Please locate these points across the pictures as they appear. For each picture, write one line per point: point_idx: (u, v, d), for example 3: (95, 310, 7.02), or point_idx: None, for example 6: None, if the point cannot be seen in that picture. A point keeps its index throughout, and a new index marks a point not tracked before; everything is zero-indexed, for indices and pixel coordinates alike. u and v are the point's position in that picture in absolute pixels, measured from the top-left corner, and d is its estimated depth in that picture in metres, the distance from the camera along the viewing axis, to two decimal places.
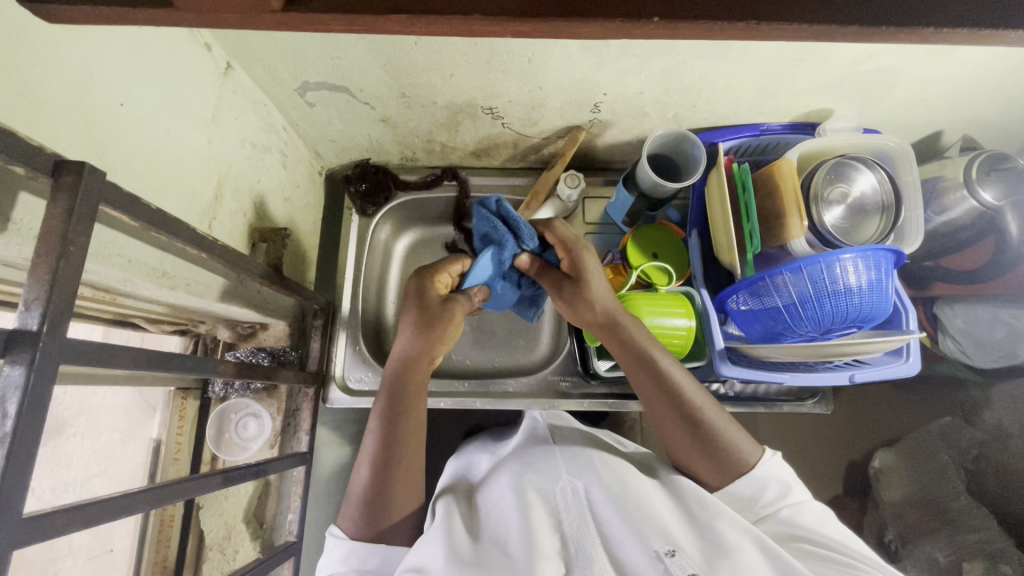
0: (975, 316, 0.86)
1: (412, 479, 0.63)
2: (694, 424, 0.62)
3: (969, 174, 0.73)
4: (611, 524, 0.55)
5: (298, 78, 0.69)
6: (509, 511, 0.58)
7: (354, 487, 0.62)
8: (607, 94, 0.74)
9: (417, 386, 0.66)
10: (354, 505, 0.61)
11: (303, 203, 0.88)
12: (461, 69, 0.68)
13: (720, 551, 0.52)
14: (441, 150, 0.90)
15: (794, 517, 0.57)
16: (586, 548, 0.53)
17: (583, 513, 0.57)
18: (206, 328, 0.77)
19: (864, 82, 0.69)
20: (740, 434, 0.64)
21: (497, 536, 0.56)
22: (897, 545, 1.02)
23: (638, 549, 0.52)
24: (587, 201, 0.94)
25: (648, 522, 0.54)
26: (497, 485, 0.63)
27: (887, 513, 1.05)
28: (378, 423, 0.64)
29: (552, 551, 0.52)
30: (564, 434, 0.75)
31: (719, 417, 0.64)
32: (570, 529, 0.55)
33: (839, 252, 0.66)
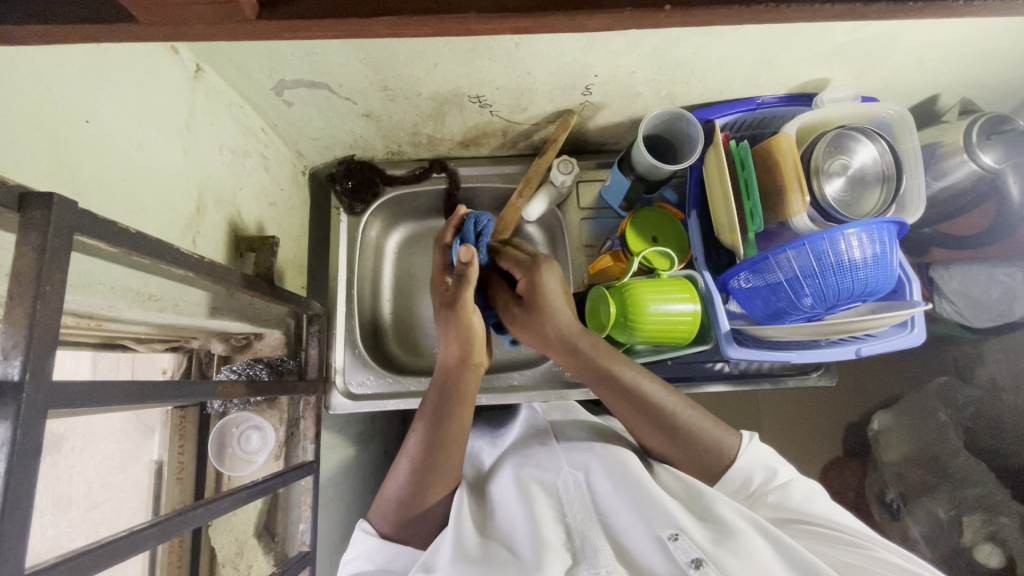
0: (972, 278, 0.85)
1: (450, 472, 0.62)
2: (675, 432, 0.62)
3: (969, 138, 0.72)
4: (617, 512, 0.55)
5: (274, 76, 0.66)
6: (513, 506, 0.57)
7: (388, 485, 0.62)
8: (599, 76, 0.71)
9: (464, 392, 0.65)
10: (387, 505, 0.61)
11: (288, 206, 0.84)
12: (446, 58, 0.65)
13: (725, 533, 0.51)
14: (428, 142, 0.87)
15: (784, 498, 0.57)
16: (591, 537, 0.52)
17: (588, 502, 0.57)
18: (199, 343, 0.74)
19: (863, 49, 0.67)
20: (724, 432, 0.64)
21: (502, 531, 0.56)
22: (899, 504, 1.05)
23: (644, 535, 0.51)
24: (580, 185, 0.92)
25: (652, 505, 0.53)
26: (502, 478, 0.63)
27: (889, 475, 1.09)
28: (424, 423, 0.63)
29: (557, 541, 0.51)
30: (566, 425, 0.74)
31: (703, 422, 0.63)
32: (575, 519, 0.55)
33: (843, 226, 0.66)
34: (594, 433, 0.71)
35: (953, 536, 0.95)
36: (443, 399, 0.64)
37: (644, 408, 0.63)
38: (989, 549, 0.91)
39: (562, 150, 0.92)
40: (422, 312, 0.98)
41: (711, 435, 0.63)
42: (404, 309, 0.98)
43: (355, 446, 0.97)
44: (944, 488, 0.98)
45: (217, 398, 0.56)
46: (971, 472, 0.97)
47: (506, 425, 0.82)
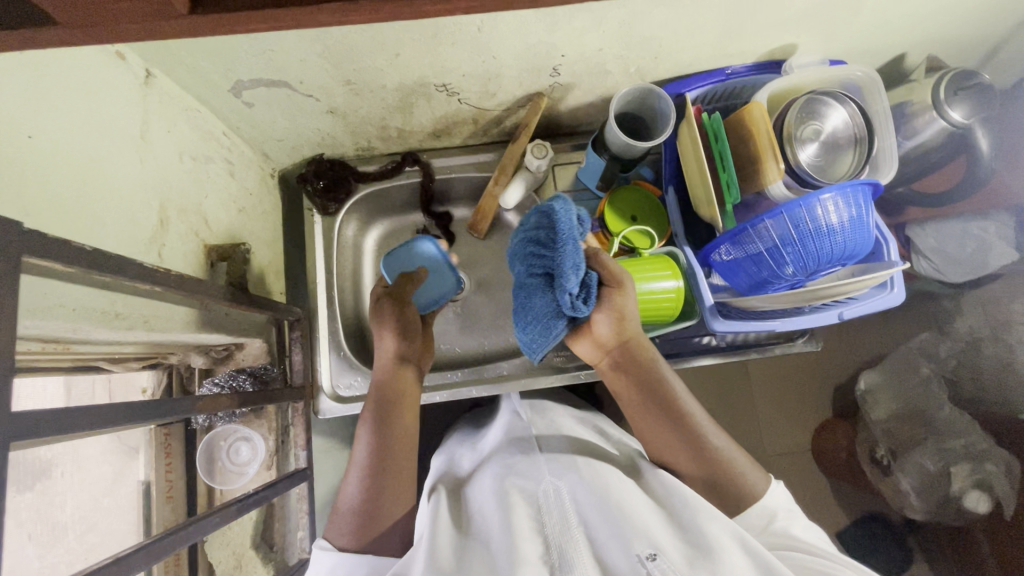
0: (947, 234, 0.89)
1: (403, 475, 0.62)
2: (704, 453, 0.61)
3: (937, 95, 0.71)
4: (595, 527, 0.52)
5: (230, 77, 0.63)
6: (494, 516, 0.54)
7: (341, 500, 0.60)
8: (565, 56, 0.69)
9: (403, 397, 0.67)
10: (342, 519, 0.58)
11: (258, 211, 0.82)
12: (407, 47, 0.63)
13: (705, 552, 0.48)
14: (397, 135, 0.85)
15: (789, 530, 0.56)
16: (568, 553, 0.49)
17: (565, 512, 0.54)
18: (178, 358, 0.72)
19: (827, 11, 0.67)
20: (757, 472, 0.61)
21: (475, 543, 0.52)
22: (889, 460, 1.11)
23: (620, 551, 0.48)
24: (556, 168, 0.91)
25: (631, 523, 0.50)
26: (485, 487, 0.60)
27: (878, 431, 1.14)
28: (367, 430, 0.64)
29: (533, 555, 0.48)
30: (544, 433, 0.71)
31: (731, 451, 0.62)
32: (552, 530, 0.52)
33: (819, 192, 0.66)
34: (574, 444, 0.68)
35: (942, 486, 1.05)
36: (382, 404, 0.66)
37: (678, 419, 0.63)
38: (976, 495, 1.02)
39: (535, 134, 0.91)
40: None
41: (739, 468, 0.60)
42: None
43: None
44: (931, 443, 1.07)
45: (200, 413, 0.55)
46: (953, 424, 1.07)
47: (485, 431, 0.80)
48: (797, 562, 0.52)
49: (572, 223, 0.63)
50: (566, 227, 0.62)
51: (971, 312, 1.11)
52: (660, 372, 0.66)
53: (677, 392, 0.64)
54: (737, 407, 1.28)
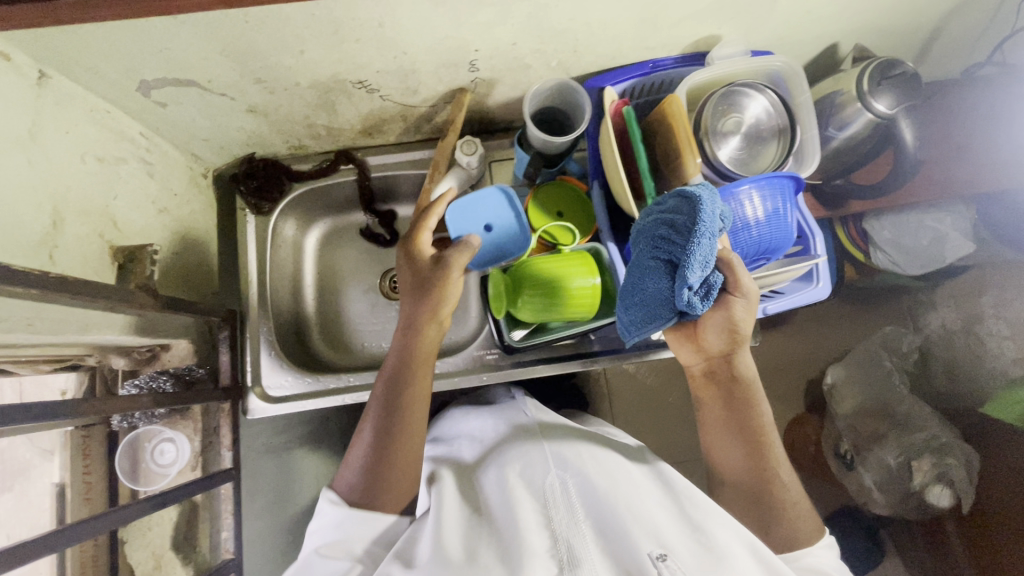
0: (902, 227, 1.10)
1: (414, 431, 0.64)
2: (763, 488, 0.64)
3: (861, 86, 0.70)
4: (596, 522, 0.52)
5: (133, 76, 0.62)
6: (504, 512, 0.55)
7: (352, 453, 0.64)
8: (480, 50, 0.68)
9: (418, 356, 0.69)
10: (353, 476, 0.62)
11: (187, 212, 0.82)
12: (311, 44, 0.62)
13: (713, 554, 0.50)
14: (328, 134, 0.84)
15: (818, 563, 0.59)
16: (575, 547, 0.50)
17: (572, 504, 0.55)
18: (98, 359, 0.72)
19: (744, 1, 0.65)
20: (806, 507, 0.64)
21: (486, 536, 0.54)
22: (852, 455, 1.24)
23: (628, 548, 0.49)
24: (493, 165, 0.91)
25: (636, 522, 0.51)
26: (495, 479, 0.61)
27: (842, 426, 1.27)
28: (382, 386, 0.67)
29: (541, 550, 0.49)
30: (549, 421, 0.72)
31: (789, 486, 0.64)
32: (560, 523, 0.52)
33: (737, 185, 0.66)
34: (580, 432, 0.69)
35: (902, 479, 1.16)
36: (401, 362, 0.68)
37: (753, 446, 0.65)
38: (939, 490, 1.11)
39: (471, 131, 0.90)
40: (348, 308, 0.97)
41: (792, 502, 0.63)
42: (329, 307, 0.97)
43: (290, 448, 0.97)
44: (893, 436, 1.19)
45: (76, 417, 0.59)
46: (915, 417, 1.19)
47: (490, 412, 0.80)
48: None
49: (715, 217, 0.56)
50: (707, 219, 0.55)
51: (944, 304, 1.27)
52: (755, 397, 0.67)
53: (756, 419, 0.66)
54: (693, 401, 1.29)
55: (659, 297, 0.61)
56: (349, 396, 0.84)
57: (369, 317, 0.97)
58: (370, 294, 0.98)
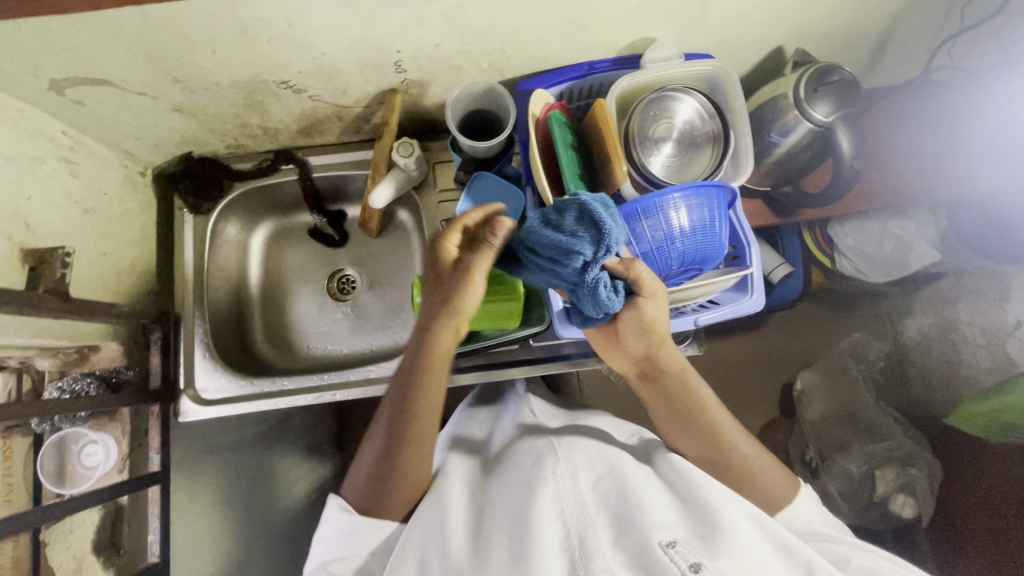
0: (865, 232, 1.09)
1: (422, 442, 0.64)
2: (730, 467, 0.64)
3: (797, 93, 0.68)
4: (611, 513, 0.54)
5: (42, 76, 0.61)
6: (512, 512, 0.57)
7: (364, 451, 0.65)
8: (402, 52, 0.67)
9: (439, 352, 0.64)
10: (361, 480, 0.64)
11: (120, 211, 0.81)
12: (221, 44, 0.61)
13: (714, 530, 0.51)
14: (264, 133, 0.83)
15: (811, 524, 0.61)
16: (588, 543, 0.51)
17: (584, 500, 0.56)
18: (20, 359, 0.68)
19: (671, 4, 0.63)
20: (776, 466, 0.64)
21: (491, 537, 0.56)
22: (818, 461, 1.20)
23: (639, 538, 0.50)
24: (437, 167, 0.89)
25: (645, 510, 0.52)
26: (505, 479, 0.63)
27: (809, 432, 1.24)
28: (396, 384, 0.65)
29: (553, 545, 0.51)
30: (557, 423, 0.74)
31: (762, 461, 0.65)
32: (572, 521, 0.54)
33: (662, 194, 0.63)
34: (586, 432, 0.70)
35: (866, 487, 1.15)
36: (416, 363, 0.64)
37: (706, 432, 0.65)
38: (902, 499, 1.12)
39: (413, 131, 0.89)
40: (295, 310, 0.96)
41: (762, 473, 0.63)
42: (275, 308, 0.96)
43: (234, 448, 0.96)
44: (857, 445, 1.18)
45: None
46: (880, 425, 1.19)
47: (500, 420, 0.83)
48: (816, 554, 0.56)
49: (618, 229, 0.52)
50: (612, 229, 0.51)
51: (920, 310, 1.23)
52: (687, 379, 0.67)
53: (699, 399, 0.66)
54: None
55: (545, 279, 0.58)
56: (282, 399, 0.83)
57: (315, 319, 0.95)
58: (317, 295, 0.97)
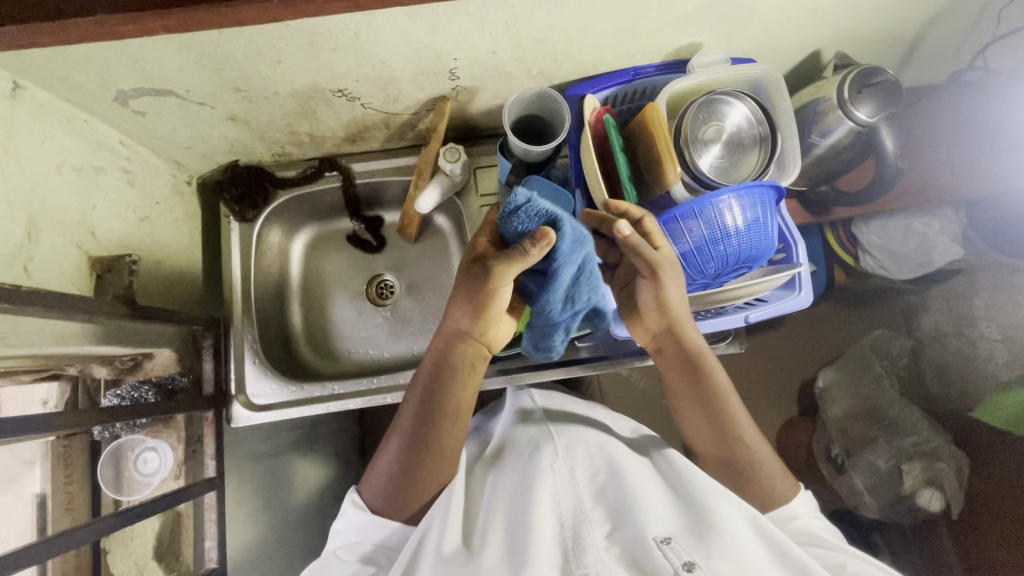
0: (890, 231, 1.09)
1: (446, 448, 0.65)
2: (733, 463, 0.65)
3: (842, 94, 0.69)
4: (606, 510, 0.57)
5: (110, 87, 0.62)
6: (511, 508, 0.59)
7: (382, 460, 0.66)
8: (458, 59, 0.68)
9: (464, 360, 0.67)
10: (378, 485, 0.64)
11: (171, 220, 0.81)
12: (287, 55, 0.62)
13: (710, 530, 0.54)
14: (311, 141, 0.84)
15: (808, 526, 0.60)
16: (582, 536, 0.54)
17: (582, 497, 0.59)
18: (80, 369, 0.69)
19: (723, 10, 0.65)
20: (778, 468, 0.65)
21: (487, 526, 0.59)
22: (842, 457, 1.25)
23: (636, 534, 0.53)
24: (478, 171, 0.91)
25: (643, 511, 0.55)
26: (501, 478, 0.66)
27: (834, 429, 1.28)
28: (420, 391, 0.67)
29: (549, 541, 0.53)
30: (556, 414, 0.78)
31: (764, 457, 0.65)
32: (568, 514, 0.57)
33: (715, 194, 0.65)
34: (585, 424, 0.75)
35: (894, 483, 1.16)
36: (440, 372, 0.67)
37: (715, 426, 0.66)
38: (930, 493, 1.11)
39: (455, 137, 0.90)
40: (334, 315, 0.97)
41: (768, 472, 0.64)
42: (315, 314, 0.96)
43: (274, 454, 0.97)
44: (884, 440, 1.19)
45: (53, 431, 0.58)
46: (904, 421, 1.18)
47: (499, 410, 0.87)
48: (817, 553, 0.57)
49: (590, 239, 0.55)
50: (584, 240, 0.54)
51: (935, 306, 1.21)
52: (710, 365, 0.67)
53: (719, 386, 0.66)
54: None
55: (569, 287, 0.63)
56: (331, 404, 0.84)
57: (355, 324, 0.96)
58: (356, 300, 0.97)
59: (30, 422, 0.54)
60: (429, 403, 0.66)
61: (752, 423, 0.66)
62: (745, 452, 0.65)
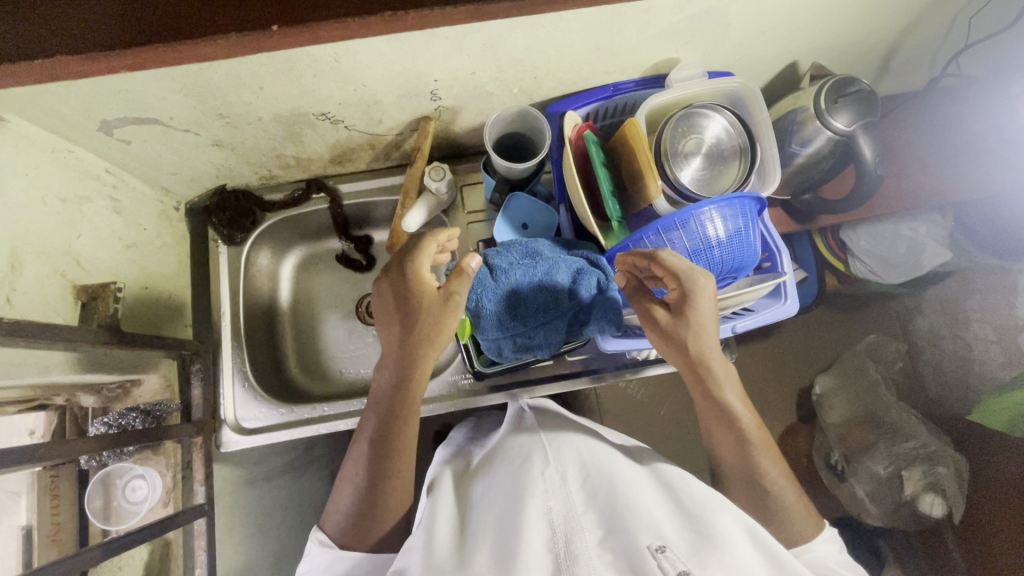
0: (877, 236, 1.09)
1: (402, 469, 0.64)
2: (758, 496, 0.61)
3: (819, 104, 0.70)
4: (601, 516, 0.57)
5: (93, 117, 0.63)
6: (503, 518, 0.58)
7: (343, 493, 0.63)
8: (439, 81, 0.69)
9: (415, 384, 0.66)
10: (340, 516, 0.62)
11: (158, 245, 0.82)
12: (269, 81, 0.63)
13: (708, 542, 0.53)
14: (297, 163, 0.85)
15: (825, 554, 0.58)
16: (574, 543, 0.54)
17: (573, 504, 0.59)
18: (65, 399, 0.70)
19: (696, 26, 0.66)
20: (803, 502, 0.61)
21: (476, 536, 0.59)
22: (842, 465, 1.23)
23: (631, 543, 0.52)
24: (464, 189, 0.91)
25: (636, 518, 0.55)
26: (493, 486, 0.66)
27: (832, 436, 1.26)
28: (375, 417, 0.65)
29: (539, 550, 0.53)
30: (547, 419, 0.78)
31: (784, 485, 0.61)
32: (560, 520, 0.57)
33: (697, 207, 0.65)
34: (581, 432, 0.75)
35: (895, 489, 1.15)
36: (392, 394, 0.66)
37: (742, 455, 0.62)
38: (930, 499, 1.11)
39: (440, 155, 0.91)
40: (325, 336, 0.96)
41: (792, 501, 0.60)
42: (306, 335, 0.96)
43: (266, 477, 0.96)
44: (882, 445, 1.19)
45: (41, 460, 0.57)
46: (905, 427, 1.18)
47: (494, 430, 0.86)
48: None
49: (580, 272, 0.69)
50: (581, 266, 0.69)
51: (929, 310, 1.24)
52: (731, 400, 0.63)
53: (743, 422, 0.62)
54: (685, 414, 1.25)
55: (546, 296, 0.69)
56: (323, 425, 0.84)
57: (346, 343, 0.96)
58: (346, 320, 0.97)
59: (15, 455, 0.54)
60: (384, 431, 0.64)
61: (777, 458, 0.62)
62: (773, 480, 0.61)
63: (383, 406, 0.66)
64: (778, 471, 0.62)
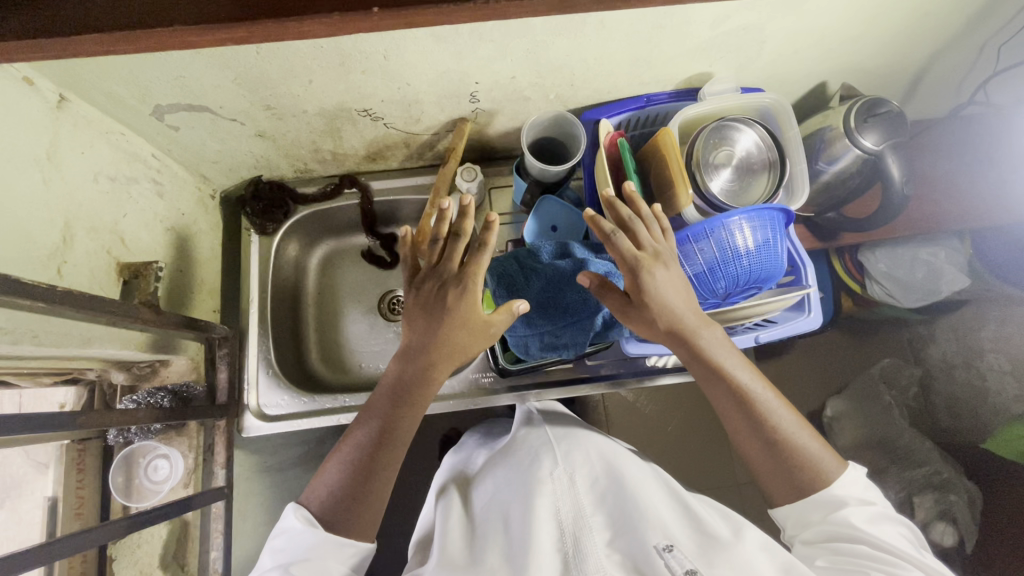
0: (897, 259, 1.07)
1: (393, 467, 0.64)
2: (774, 451, 0.62)
3: (849, 123, 0.72)
4: (609, 517, 0.58)
5: (148, 102, 0.65)
6: (515, 514, 0.60)
7: (331, 473, 0.63)
8: (480, 83, 0.71)
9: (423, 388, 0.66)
10: (327, 494, 0.62)
11: (193, 230, 0.84)
12: (319, 75, 0.65)
13: (715, 545, 0.53)
14: (333, 158, 0.87)
15: (853, 516, 0.58)
16: (582, 544, 0.55)
17: (582, 501, 0.60)
18: (98, 373, 0.73)
19: (733, 42, 0.68)
20: (820, 444, 0.63)
21: (486, 537, 0.61)
22: None
23: (639, 545, 0.53)
24: (493, 191, 0.93)
25: (645, 519, 0.55)
26: (500, 481, 0.67)
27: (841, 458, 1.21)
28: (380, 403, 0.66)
29: (549, 548, 0.55)
30: (555, 418, 0.79)
31: (800, 433, 0.62)
32: (568, 519, 0.58)
33: (726, 216, 0.67)
34: (583, 427, 0.76)
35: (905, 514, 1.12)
36: (399, 387, 0.66)
37: (752, 418, 0.62)
38: (942, 527, 1.09)
39: (471, 157, 0.93)
40: (346, 329, 0.98)
41: (812, 450, 0.62)
42: (328, 328, 0.97)
43: (279, 467, 0.96)
44: (894, 470, 1.15)
45: (79, 428, 0.58)
46: (917, 454, 1.15)
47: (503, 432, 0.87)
48: (845, 554, 0.57)
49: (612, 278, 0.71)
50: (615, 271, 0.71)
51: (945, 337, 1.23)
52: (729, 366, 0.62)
53: (746, 383, 0.62)
54: (695, 429, 1.24)
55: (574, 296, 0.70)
56: (343, 416, 0.84)
57: (367, 338, 0.97)
58: (368, 315, 0.98)
59: (53, 421, 0.55)
60: (386, 420, 0.64)
61: (787, 410, 0.63)
62: (787, 439, 0.61)
63: (389, 395, 0.66)
64: (791, 421, 0.62)
